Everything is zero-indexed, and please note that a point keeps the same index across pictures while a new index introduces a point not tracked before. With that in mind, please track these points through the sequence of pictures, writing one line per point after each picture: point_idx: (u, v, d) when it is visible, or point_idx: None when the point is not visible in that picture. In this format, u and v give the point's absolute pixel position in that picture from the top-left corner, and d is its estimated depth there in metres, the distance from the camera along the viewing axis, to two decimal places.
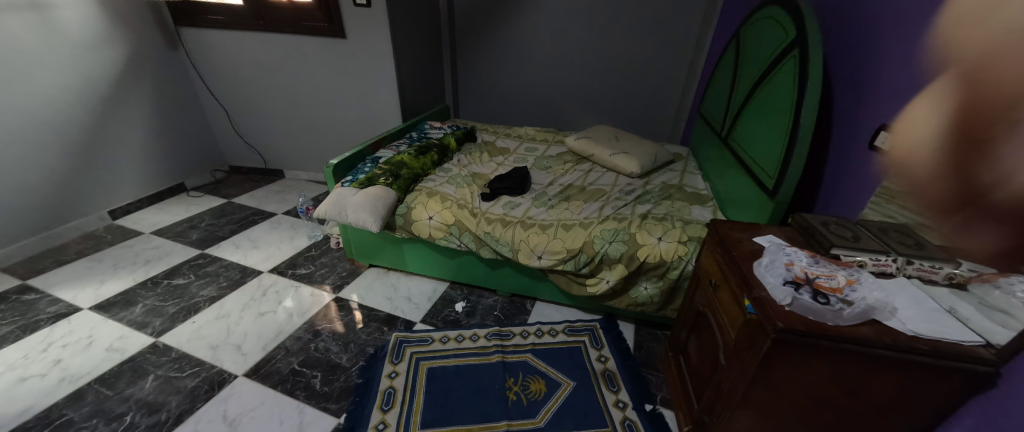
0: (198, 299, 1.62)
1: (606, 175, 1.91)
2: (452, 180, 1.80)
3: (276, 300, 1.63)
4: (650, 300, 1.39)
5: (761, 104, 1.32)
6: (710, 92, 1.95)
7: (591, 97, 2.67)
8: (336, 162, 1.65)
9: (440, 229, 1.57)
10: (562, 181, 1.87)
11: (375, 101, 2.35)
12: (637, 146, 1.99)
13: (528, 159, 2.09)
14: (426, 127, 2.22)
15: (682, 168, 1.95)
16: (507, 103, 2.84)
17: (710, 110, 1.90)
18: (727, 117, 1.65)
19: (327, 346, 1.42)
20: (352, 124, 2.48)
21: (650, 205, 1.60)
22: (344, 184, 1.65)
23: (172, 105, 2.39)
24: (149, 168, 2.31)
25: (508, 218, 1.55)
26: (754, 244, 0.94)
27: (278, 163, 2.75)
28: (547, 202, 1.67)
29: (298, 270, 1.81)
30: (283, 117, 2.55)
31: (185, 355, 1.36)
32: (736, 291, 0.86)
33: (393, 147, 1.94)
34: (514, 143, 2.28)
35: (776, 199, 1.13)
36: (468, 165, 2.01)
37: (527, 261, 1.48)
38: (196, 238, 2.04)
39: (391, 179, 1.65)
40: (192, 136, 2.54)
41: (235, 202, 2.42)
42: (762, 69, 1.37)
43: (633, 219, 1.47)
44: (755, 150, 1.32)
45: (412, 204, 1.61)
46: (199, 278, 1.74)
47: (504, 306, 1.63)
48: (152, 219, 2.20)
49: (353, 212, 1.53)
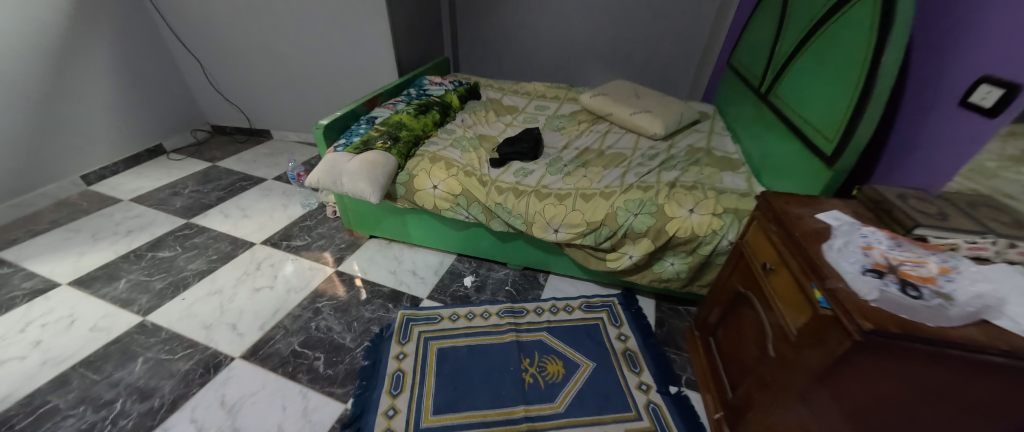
0: (185, 274, 1.50)
1: (625, 137, 1.74)
2: (457, 143, 1.64)
3: (272, 274, 1.51)
4: (676, 276, 1.28)
5: (823, 57, 1.15)
6: (747, 45, 1.76)
7: (605, 49, 2.43)
8: (327, 123, 1.46)
9: (446, 200, 1.43)
10: (578, 143, 1.71)
11: (367, 52, 2.12)
12: (659, 105, 1.81)
13: (539, 118, 1.91)
14: (425, 82, 2.00)
15: (708, 130, 1.78)
16: (513, 54, 2.59)
17: (749, 65, 1.71)
18: (771, 73, 1.47)
19: (329, 325, 1.32)
20: (343, 78, 2.25)
21: (675, 172, 1.46)
22: (337, 148, 1.47)
23: (142, 56, 2.16)
24: (122, 127, 2.11)
25: (521, 186, 1.41)
26: (817, 221, 0.82)
27: (263, 123, 2.54)
28: (562, 169, 1.52)
29: (293, 242, 1.69)
30: (266, 71, 2.31)
31: (176, 335, 1.25)
32: (798, 277, 0.75)
33: (389, 106, 1.74)
34: (523, 101, 2.07)
35: (835, 167, 1.00)
36: (472, 125, 1.84)
37: (542, 234, 1.36)
38: (181, 206, 1.89)
39: (389, 142, 1.48)
40: (167, 93, 2.31)
41: (220, 166, 2.24)
42: (825, 15, 1.19)
43: (661, 190, 1.33)
44: (809, 112, 1.16)
45: (414, 171, 1.46)
46: (187, 250, 1.61)
47: (516, 280, 1.53)
48: (131, 185, 2.03)
49: (349, 180, 1.37)
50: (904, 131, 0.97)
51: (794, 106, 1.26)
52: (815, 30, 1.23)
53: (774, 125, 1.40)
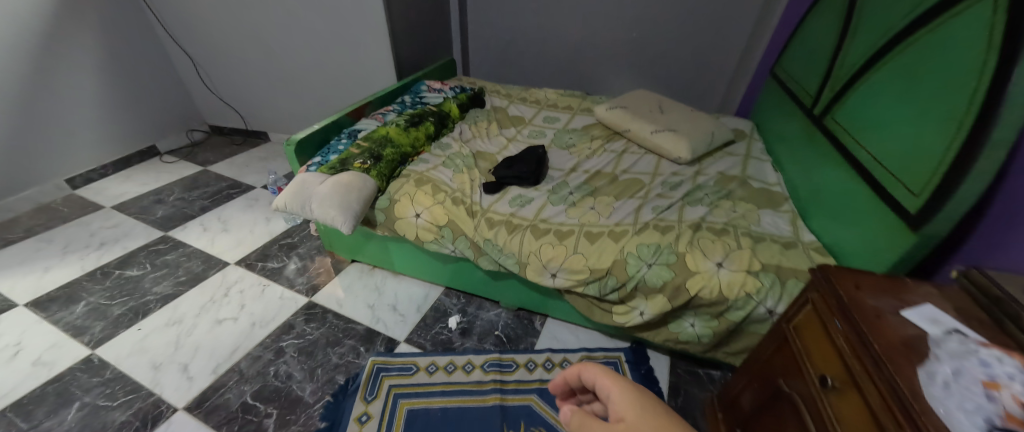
0: (147, 298, 1.37)
1: (644, 160, 1.51)
2: (449, 162, 1.46)
3: (239, 302, 1.37)
4: (697, 341, 1.06)
5: (909, 82, 0.90)
6: (800, 56, 1.49)
7: (628, 53, 2.18)
8: (300, 138, 1.30)
9: (429, 231, 1.25)
10: (588, 165, 1.49)
11: (363, 53, 1.95)
12: (686, 121, 1.57)
13: (547, 133, 1.69)
14: (423, 88, 1.81)
15: (745, 153, 1.52)
16: (526, 56, 2.36)
17: (800, 79, 1.44)
18: (829, 93, 1.21)
19: (289, 371, 1.16)
20: (339, 80, 2.10)
21: (702, 208, 1.23)
22: (310, 167, 1.30)
23: (133, 53, 2.06)
24: (111, 128, 2.03)
25: (515, 220, 1.21)
26: (905, 324, 0.58)
27: (261, 124, 2.42)
28: (565, 198, 1.32)
29: (270, 264, 1.55)
30: (261, 70, 2.19)
31: (121, 376, 1.12)
32: (879, 416, 0.53)
33: (378, 117, 1.56)
34: (531, 110, 1.85)
35: (921, 232, 0.75)
36: (471, 139, 1.64)
37: (537, 278, 1.16)
38: (161, 216, 1.78)
39: (370, 162, 1.31)
40: (160, 91, 2.22)
41: (211, 170, 2.13)
42: (911, 26, 0.93)
43: (682, 233, 1.11)
44: (885, 151, 0.91)
45: (395, 196, 1.29)
46: (155, 269, 1.49)
47: (508, 324, 1.34)
48: (116, 189, 1.94)
49: (318, 206, 1.20)
50: (1011, 181, 0.71)
51: (863, 139, 1.00)
52: (897, 45, 0.97)
53: (832, 158, 1.14)
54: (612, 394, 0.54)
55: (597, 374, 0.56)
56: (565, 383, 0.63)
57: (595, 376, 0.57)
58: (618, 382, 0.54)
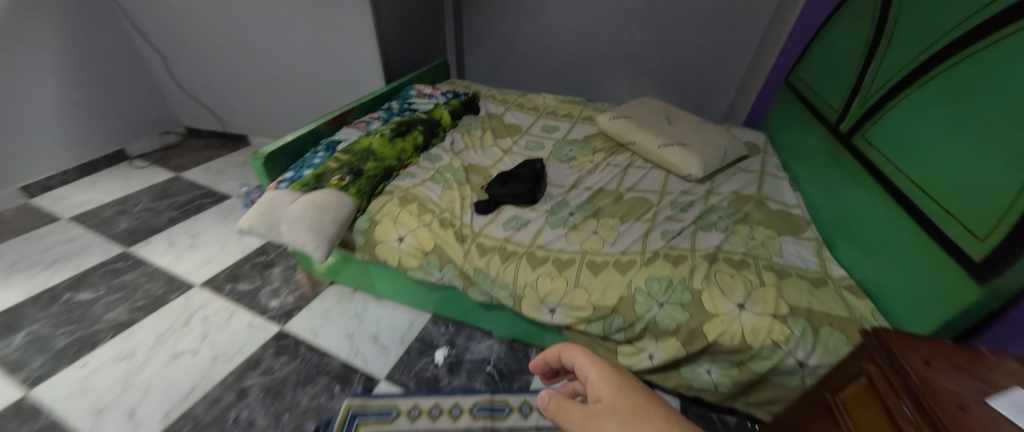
0: (98, 327, 1.23)
1: (650, 176, 1.38)
2: (438, 177, 1.33)
3: (201, 331, 1.23)
4: (713, 389, 0.94)
5: (966, 104, 0.78)
6: (820, 65, 1.37)
7: (632, 57, 2.05)
8: (269, 152, 1.16)
9: (413, 256, 1.12)
10: (589, 182, 1.36)
11: (348, 54, 1.81)
12: (696, 133, 1.44)
13: (545, 143, 1.56)
14: (412, 93, 1.67)
15: (760, 169, 1.40)
16: (524, 58, 2.24)
17: (820, 92, 1.33)
18: (859, 109, 1.09)
19: (252, 417, 1.02)
20: (323, 82, 1.95)
21: (717, 235, 1.10)
22: (281, 184, 1.16)
23: (99, 51, 1.90)
24: (74, 131, 1.87)
25: (509, 246, 1.09)
26: (996, 420, 0.44)
27: (240, 127, 2.26)
28: (565, 220, 1.19)
29: (239, 286, 1.41)
30: (239, 69, 2.04)
31: (57, 423, 0.98)
32: None
33: (361, 125, 1.42)
34: (529, 118, 1.72)
35: (992, 287, 0.63)
36: (462, 150, 1.51)
37: (534, 314, 1.04)
38: (124, 230, 1.63)
39: (348, 178, 1.18)
40: (131, 91, 2.06)
41: (184, 177, 1.98)
42: (967, 37, 0.81)
43: (696, 266, 0.99)
44: (936, 182, 0.79)
45: (377, 217, 1.16)
46: (111, 292, 1.35)
47: (501, 358, 1.21)
48: (77, 197, 1.78)
49: (288, 229, 1.06)
50: None
51: (905, 166, 0.88)
52: (945, 60, 0.85)
53: (864, 183, 1.02)
54: (590, 377, 0.52)
55: (575, 358, 0.54)
56: (546, 365, 0.62)
57: (574, 358, 0.55)
58: (597, 363, 0.52)
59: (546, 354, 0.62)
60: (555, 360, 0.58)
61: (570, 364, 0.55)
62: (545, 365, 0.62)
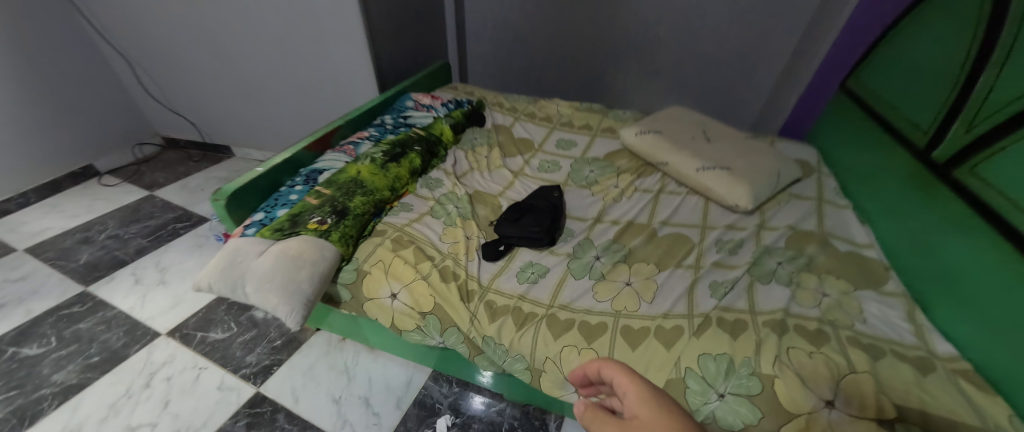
0: (42, 393, 1.06)
1: (688, 204, 1.17)
2: (438, 211, 1.12)
3: (162, 397, 1.07)
4: None
5: None
6: (897, 71, 1.13)
7: (657, 56, 1.81)
8: (233, 190, 0.96)
9: (409, 317, 0.92)
10: (616, 213, 1.15)
11: (334, 58, 1.58)
12: (741, 152, 1.22)
13: (562, 162, 1.34)
14: (408, 104, 1.46)
15: (817, 195, 1.18)
16: (534, 56, 2.01)
17: (897, 106, 1.10)
18: (962, 136, 0.86)
19: None
20: (309, 89, 1.73)
21: (781, 290, 0.89)
22: (248, 228, 0.96)
23: (57, 57, 1.68)
24: (30, 148, 1.66)
25: (526, 307, 0.89)
26: None
27: (221, 137, 2.05)
28: (591, 268, 0.99)
29: (211, 334, 1.23)
30: (216, 75, 1.82)
31: None
32: None
33: (348, 148, 1.21)
34: (541, 130, 1.49)
35: None
36: (466, 173, 1.30)
37: (557, 392, 0.85)
38: (85, 263, 1.45)
39: (330, 220, 0.98)
40: (95, 102, 1.85)
41: (157, 196, 1.78)
42: None
43: (761, 340, 0.78)
44: None
45: (365, 267, 0.96)
46: (62, 346, 1.18)
47: (514, 428, 1.03)
48: (36, 224, 1.60)
49: (254, 289, 0.86)
50: None
51: None
52: None
53: (972, 232, 0.80)
54: (629, 395, 0.46)
55: (617, 373, 0.48)
56: (582, 378, 0.55)
57: (614, 373, 0.49)
58: (637, 383, 0.46)
59: (583, 366, 0.54)
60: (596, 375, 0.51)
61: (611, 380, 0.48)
62: (582, 379, 0.55)
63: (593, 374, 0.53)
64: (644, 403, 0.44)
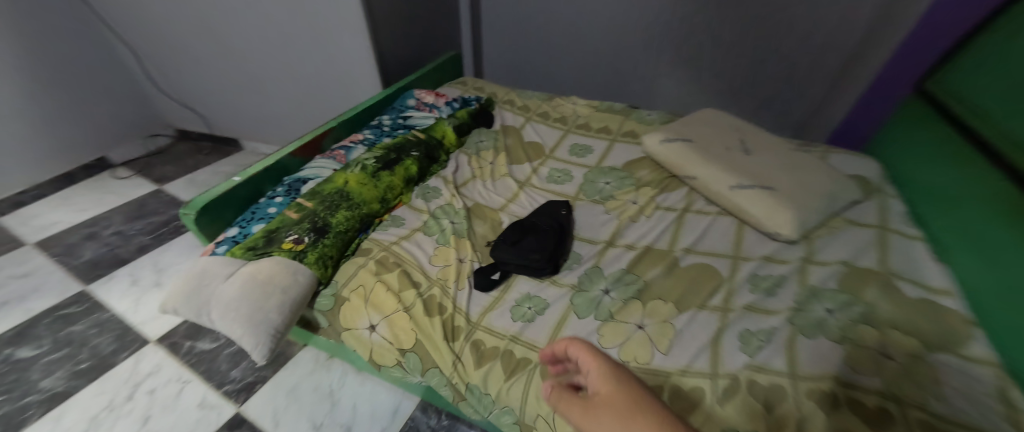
0: (30, 400, 1.05)
1: (718, 228, 1.01)
2: (430, 227, 1.01)
3: (142, 413, 1.03)
4: None
5: None
6: (992, 69, 0.90)
7: (691, 47, 1.60)
8: (205, 203, 0.87)
9: (388, 353, 0.82)
10: (632, 235, 1.00)
11: (334, 50, 1.48)
12: (787, 168, 1.03)
13: (575, 171, 1.20)
14: (409, 102, 1.34)
15: (882, 222, 0.97)
16: (553, 47, 1.84)
17: (991, 113, 0.87)
18: None
19: None
20: (311, 83, 1.64)
21: (832, 347, 0.72)
22: (219, 246, 0.88)
23: (61, 50, 1.65)
24: (42, 142, 1.68)
25: (518, 351, 0.77)
26: None
27: (229, 130, 2.01)
28: (599, 304, 0.85)
29: (199, 344, 1.18)
30: (219, 67, 1.75)
31: None
32: None
33: (338, 154, 1.11)
34: (553, 133, 1.34)
35: None
36: (467, 181, 1.18)
37: None
38: (88, 260, 1.44)
39: (307, 238, 0.88)
40: (106, 95, 1.84)
41: (164, 191, 1.77)
42: None
43: (803, 419, 0.62)
44: None
45: (344, 292, 0.87)
46: (55, 349, 1.16)
47: None
48: (47, 217, 1.61)
49: (219, 317, 0.78)
50: None
51: None
52: None
53: None
54: (589, 369, 0.53)
55: (580, 350, 0.55)
56: (554, 357, 0.63)
57: (578, 351, 0.56)
58: (596, 357, 0.53)
59: (553, 346, 0.62)
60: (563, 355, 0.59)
61: (576, 358, 0.56)
62: (553, 357, 0.63)
63: (562, 352, 0.60)
64: (602, 375, 0.51)
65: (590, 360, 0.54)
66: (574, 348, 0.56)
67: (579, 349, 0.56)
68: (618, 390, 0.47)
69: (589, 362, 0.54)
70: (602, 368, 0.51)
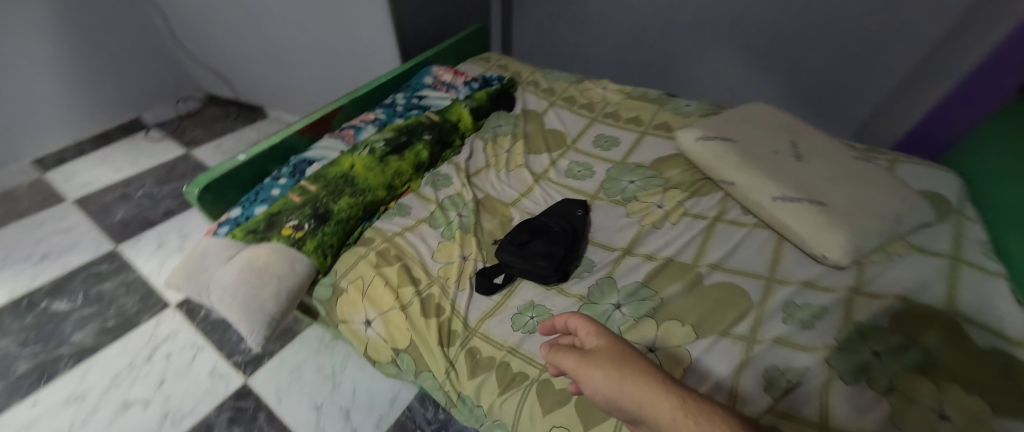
0: (62, 352, 1.12)
1: (752, 243, 0.90)
2: (436, 219, 0.96)
3: (158, 375, 1.08)
4: None
5: None
6: None
7: (744, 28, 1.41)
8: (208, 182, 0.85)
9: (382, 350, 0.79)
10: (652, 245, 0.91)
11: (353, 21, 1.41)
12: (842, 180, 0.90)
13: (597, 166, 1.10)
14: (426, 81, 1.26)
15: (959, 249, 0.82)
16: (587, 23, 1.69)
17: None
18: None
19: None
20: (330, 53, 1.59)
21: (874, 400, 0.61)
22: (222, 226, 0.87)
23: (96, 10, 1.66)
24: (78, 100, 1.74)
25: (514, 364, 0.72)
26: None
27: (255, 98, 2.02)
28: (608, 319, 0.78)
29: (213, 313, 1.22)
30: (244, 34, 1.73)
31: None
32: None
33: (348, 134, 1.07)
34: (578, 122, 1.24)
35: None
36: (480, 170, 1.11)
37: None
38: (119, 220, 1.50)
39: (307, 225, 0.86)
40: (139, 57, 1.86)
41: (192, 155, 1.80)
42: None
43: None
44: None
45: (342, 283, 0.84)
46: (86, 305, 1.23)
47: None
48: (86, 175, 1.68)
49: (218, 300, 0.78)
50: None
51: None
52: None
53: None
54: (590, 338, 0.51)
55: (581, 322, 0.53)
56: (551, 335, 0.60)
57: (578, 324, 0.54)
58: (598, 329, 0.51)
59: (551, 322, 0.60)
60: (562, 328, 0.56)
61: (575, 329, 0.53)
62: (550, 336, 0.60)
63: (560, 327, 0.58)
64: (604, 343, 0.49)
65: (593, 329, 0.51)
66: (575, 319, 0.54)
67: (581, 319, 0.54)
68: (625, 355, 0.45)
69: (591, 333, 0.51)
70: (605, 337, 0.49)
